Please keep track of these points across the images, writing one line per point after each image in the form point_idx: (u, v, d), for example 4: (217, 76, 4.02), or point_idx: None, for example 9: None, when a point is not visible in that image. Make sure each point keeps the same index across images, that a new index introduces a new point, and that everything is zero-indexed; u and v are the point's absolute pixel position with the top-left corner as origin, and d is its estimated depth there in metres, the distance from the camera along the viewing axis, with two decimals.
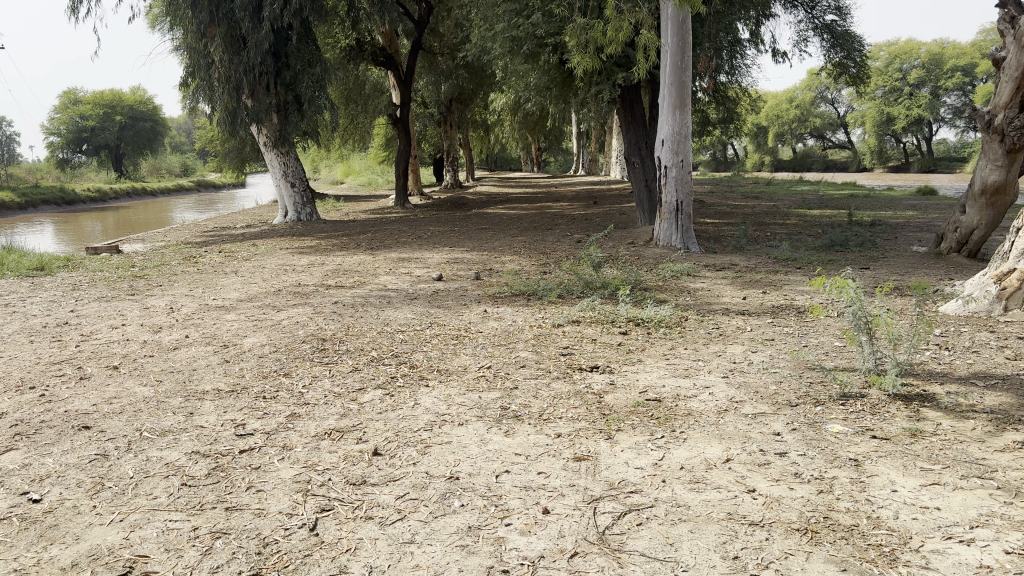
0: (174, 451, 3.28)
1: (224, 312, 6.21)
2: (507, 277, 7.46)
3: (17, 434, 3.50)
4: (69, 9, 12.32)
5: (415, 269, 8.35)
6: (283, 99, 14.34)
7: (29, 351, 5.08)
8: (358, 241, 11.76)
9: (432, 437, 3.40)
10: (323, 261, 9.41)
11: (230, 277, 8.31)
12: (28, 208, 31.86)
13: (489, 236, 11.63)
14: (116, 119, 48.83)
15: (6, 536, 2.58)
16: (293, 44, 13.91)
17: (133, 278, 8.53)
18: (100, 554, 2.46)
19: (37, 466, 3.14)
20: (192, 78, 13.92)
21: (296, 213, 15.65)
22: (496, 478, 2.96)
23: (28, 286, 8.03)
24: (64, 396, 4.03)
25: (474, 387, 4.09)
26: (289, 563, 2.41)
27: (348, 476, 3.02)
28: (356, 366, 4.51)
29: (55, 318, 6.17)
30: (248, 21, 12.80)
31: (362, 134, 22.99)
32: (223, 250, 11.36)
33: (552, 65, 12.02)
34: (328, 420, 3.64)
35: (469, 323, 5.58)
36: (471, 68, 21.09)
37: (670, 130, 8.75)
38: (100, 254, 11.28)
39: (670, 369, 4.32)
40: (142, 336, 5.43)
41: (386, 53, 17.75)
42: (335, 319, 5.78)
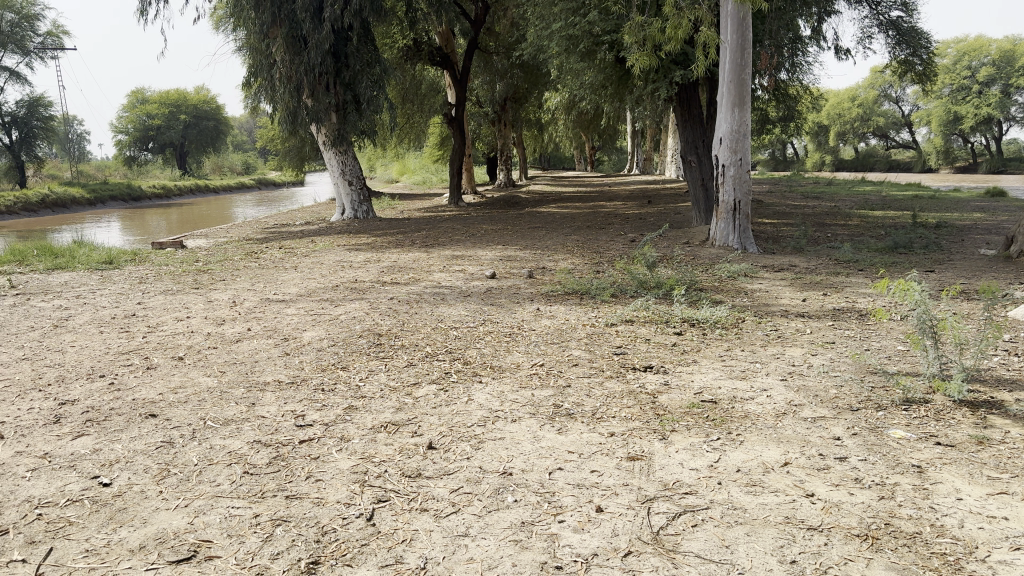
0: (237, 439, 3.37)
1: (284, 306, 6.35)
2: (561, 275, 7.46)
3: (88, 421, 3.63)
4: (138, 12, 12.74)
5: (468, 267, 8.41)
6: (342, 99, 14.50)
7: (99, 341, 5.27)
8: (413, 238, 11.91)
9: (485, 433, 3.42)
10: (379, 259, 9.50)
11: (289, 272, 8.50)
12: (96, 203, 33.09)
13: (542, 235, 11.63)
14: (180, 118, 50.15)
15: (78, 517, 2.68)
16: (352, 45, 14.10)
17: (197, 272, 8.76)
18: (166, 538, 2.55)
19: (106, 451, 3.25)
20: (255, 78, 14.28)
21: (353, 211, 15.88)
22: (549, 475, 2.97)
23: (99, 278, 8.36)
24: (132, 385, 4.18)
25: (527, 384, 4.10)
26: (347, 552, 2.45)
27: (404, 468, 3.06)
28: (411, 361, 4.57)
29: (123, 310, 6.39)
30: (310, 22, 13.08)
31: (417, 133, 23.23)
32: (284, 246, 11.60)
33: (609, 63, 11.95)
34: (384, 413, 3.70)
35: (523, 320, 5.59)
36: (527, 67, 21.13)
37: (729, 128, 8.63)
38: (166, 249, 11.61)
39: (726, 371, 4.26)
40: (205, 328, 5.58)
41: (442, 53, 17.85)
42: (390, 315, 5.85)
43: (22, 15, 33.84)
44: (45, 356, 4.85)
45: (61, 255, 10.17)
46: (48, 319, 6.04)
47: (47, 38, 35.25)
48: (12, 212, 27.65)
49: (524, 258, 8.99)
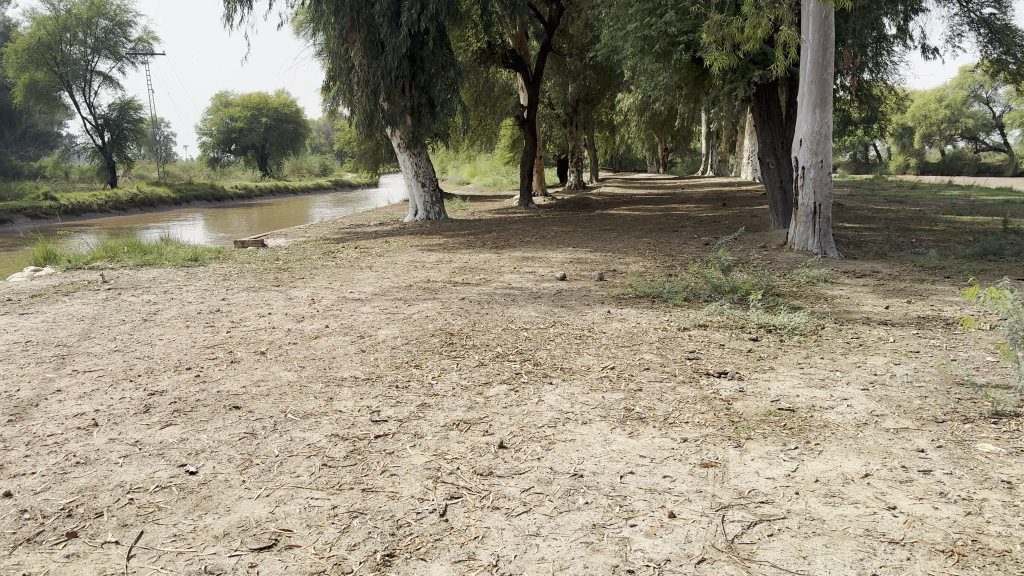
0: (316, 433, 3.47)
1: (360, 305, 6.49)
2: (632, 278, 7.41)
3: (176, 411, 3.79)
4: (224, 18, 13.26)
5: (539, 268, 8.42)
6: (417, 102, 14.70)
7: (185, 335, 5.49)
8: (483, 240, 11.99)
9: (556, 434, 3.43)
10: (451, 259, 9.61)
11: (365, 271, 8.69)
12: (182, 203, 34.49)
13: (613, 237, 11.57)
14: (261, 120, 51.62)
15: (166, 503, 2.81)
16: (428, 48, 14.26)
17: (277, 269, 9.06)
18: (248, 526, 2.64)
19: (193, 441, 3.39)
20: (334, 82, 14.65)
21: (425, 212, 16.11)
22: (620, 479, 2.96)
23: (184, 275, 8.73)
24: (217, 377, 4.35)
25: (598, 387, 4.09)
26: (421, 546, 2.50)
27: (476, 467, 3.10)
28: (482, 361, 4.61)
29: (208, 305, 6.64)
30: (387, 27, 13.35)
31: (488, 135, 23.40)
32: (359, 246, 11.84)
33: (684, 63, 11.81)
34: (456, 411, 3.75)
35: (593, 323, 5.58)
36: (600, 69, 21.08)
37: (809, 129, 8.43)
38: (247, 247, 12.01)
39: (805, 379, 4.16)
40: (285, 324, 5.76)
41: (515, 55, 17.94)
42: (461, 315, 5.92)
43: (115, 22, 35.54)
44: (136, 349, 5.08)
45: (149, 252, 10.64)
46: (138, 313, 6.33)
47: (138, 44, 36.87)
48: (101, 210, 29.28)
49: (595, 260, 8.96)
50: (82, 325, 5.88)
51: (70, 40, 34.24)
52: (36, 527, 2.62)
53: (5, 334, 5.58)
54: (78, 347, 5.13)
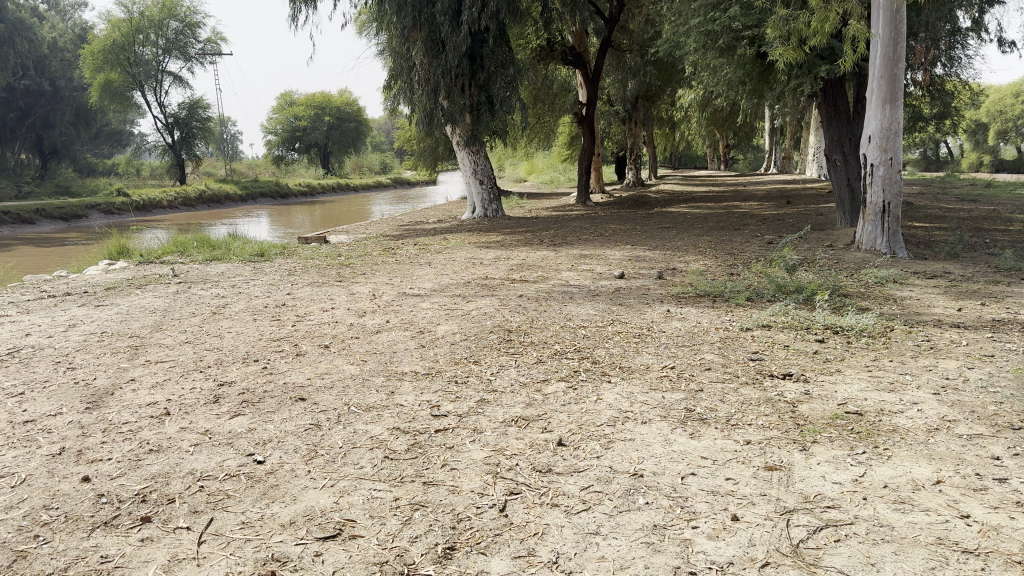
0: (378, 425, 3.53)
1: (420, 300, 6.56)
2: (693, 277, 7.33)
3: (245, 401, 3.90)
4: (290, 18, 13.56)
5: (597, 266, 8.39)
6: (476, 100, 14.75)
7: (253, 328, 5.63)
8: (542, 237, 12.00)
9: (616, 433, 3.41)
10: (510, 256, 9.65)
11: (425, 268, 8.78)
12: (248, 200, 35.41)
13: (673, 235, 11.46)
14: (324, 119, 52.53)
15: (235, 491, 2.89)
16: (488, 46, 14.25)
17: (340, 265, 9.21)
18: (314, 515, 2.69)
19: (261, 431, 3.48)
20: (395, 81, 14.85)
21: (483, 209, 16.21)
22: (682, 480, 2.93)
23: (252, 269, 8.95)
24: (283, 369, 4.45)
25: (657, 387, 4.05)
26: (481, 540, 2.52)
27: (535, 463, 3.10)
28: (541, 358, 4.61)
29: (274, 299, 6.80)
30: (448, 25, 13.45)
31: (547, 133, 23.39)
32: (418, 242, 11.99)
33: (748, 59, 11.60)
34: (515, 408, 3.76)
35: (652, 322, 5.53)
36: (661, 64, 20.86)
37: (878, 126, 8.20)
38: (311, 243, 12.26)
39: (872, 383, 4.05)
40: (348, 318, 5.87)
41: (575, 52, 17.88)
42: (520, 312, 5.94)
43: (185, 23, 36.68)
44: (207, 341, 5.24)
45: (217, 247, 10.94)
46: (208, 306, 6.52)
47: (207, 45, 37.89)
48: (172, 206, 30.27)
49: (654, 258, 8.89)
50: (155, 317, 6.09)
51: (143, 42, 35.42)
52: (113, 511, 2.73)
53: (83, 325, 5.82)
54: (150, 339, 5.31)
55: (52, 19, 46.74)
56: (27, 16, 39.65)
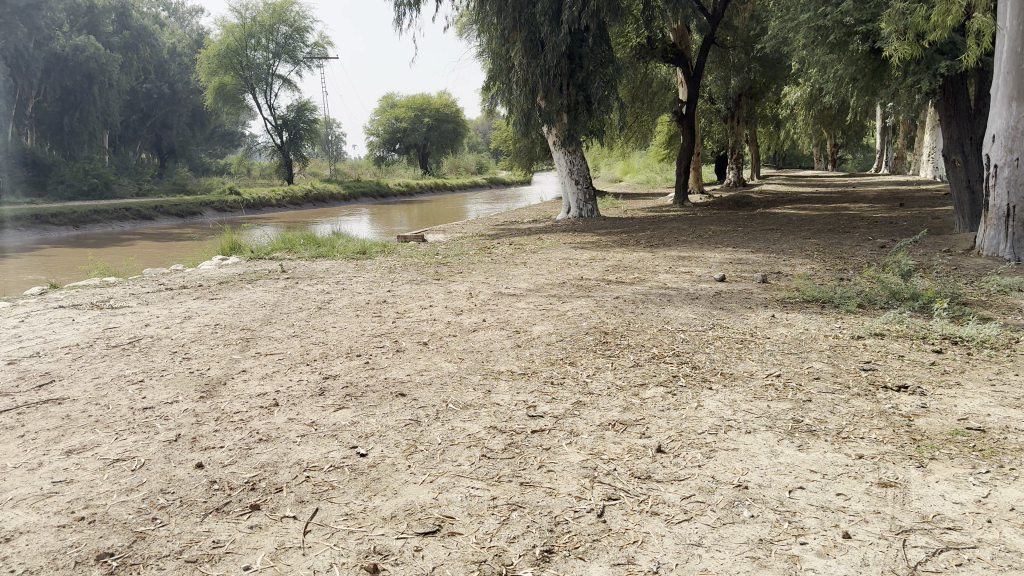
0: (475, 424, 3.55)
1: (516, 300, 6.58)
2: (799, 282, 7.07)
3: (348, 395, 3.99)
4: (394, 22, 13.87)
5: (697, 268, 8.21)
6: (574, 100, 14.60)
7: (356, 323, 5.78)
8: (638, 238, 11.83)
9: (718, 441, 3.32)
10: (606, 257, 9.55)
11: (521, 268, 8.79)
12: (350, 199, 36.45)
13: (777, 238, 11.11)
14: (424, 120, 53.50)
15: (339, 482, 2.96)
16: (587, 46, 14.07)
17: (438, 264, 9.31)
18: (414, 510, 2.73)
19: (363, 424, 3.56)
20: (495, 82, 15.06)
21: (578, 210, 16.17)
22: (789, 494, 2.82)
23: (354, 267, 9.17)
24: (384, 365, 4.55)
25: (762, 395, 3.92)
26: (579, 545, 2.49)
27: (633, 469, 3.04)
28: (638, 362, 4.53)
29: (375, 296, 6.95)
30: (548, 25, 13.44)
31: (645, 132, 23.10)
32: (514, 242, 12.03)
33: (861, 55, 11.13)
34: (612, 411, 3.71)
35: (756, 327, 5.36)
36: (766, 61, 20.27)
37: (1004, 124, 7.71)
38: (409, 242, 12.49)
39: (997, 398, 3.79)
40: (446, 316, 5.95)
41: (676, 50, 17.54)
42: (616, 313, 5.87)
43: (294, 27, 38.07)
44: (312, 334, 5.41)
45: (322, 244, 11.27)
46: (314, 301, 6.73)
47: (314, 48, 39.19)
48: (280, 205, 31.42)
49: (757, 261, 8.64)
50: (265, 311, 6.33)
51: (254, 46, 36.98)
52: (224, 498, 2.83)
53: (198, 317, 6.10)
54: (260, 331, 5.53)
55: (172, 25, 49.47)
56: (150, 24, 42.08)
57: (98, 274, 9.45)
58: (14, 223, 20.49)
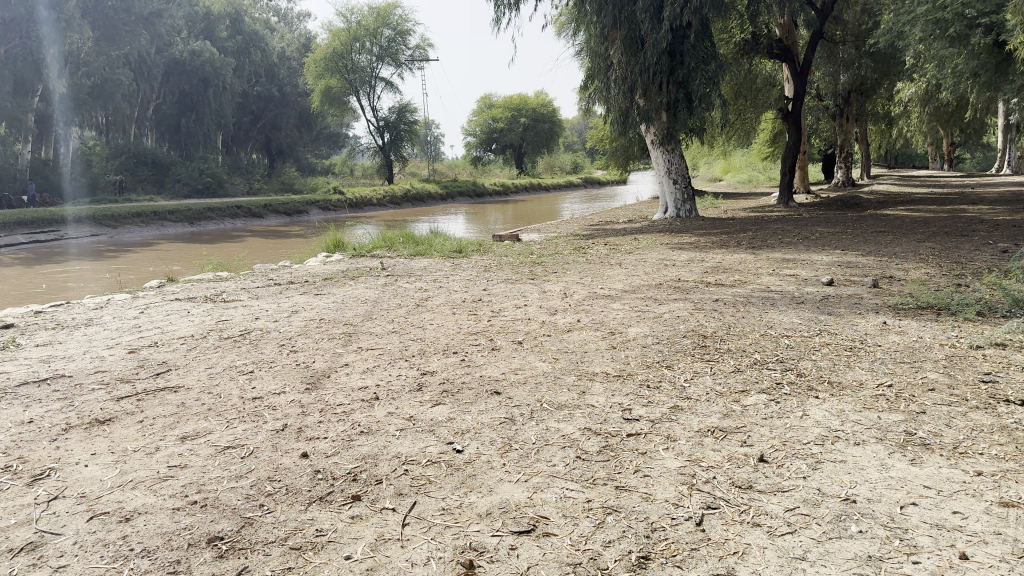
0: (570, 424, 3.54)
1: (612, 301, 6.52)
2: (913, 286, 6.73)
3: (445, 391, 4.05)
4: (494, 22, 14.00)
5: (801, 271, 7.93)
6: (673, 97, 14.12)
7: (452, 321, 5.86)
8: (740, 239, 11.54)
9: (824, 453, 3.19)
10: (705, 259, 9.35)
11: (617, 268, 8.72)
12: (447, 199, 37.02)
13: (889, 240, 10.62)
14: (521, 120, 53.69)
15: (436, 477, 3.00)
16: (689, 42, 13.73)
17: (533, 264, 9.34)
18: (508, 508, 2.74)
19: (459, 421, 3.60)
20: (593, 81, 15.00)
21: (676, 210, 15.93)
22: (900, 509, 2.68)
23: (451, 265, 9.30)
24: (480, 363, 4.59)
25: (872, 406, 3.75)
26: (677, 553, 2.44)
27: (734, 478, 2.96)
28: (739, 367, 4.42)
29: (472, 295, 7.03)
30: (649, 22, 13.30)
31: (747, 130, 22.50)
32: (609, 242, 11.93)
33: (986, 48, 10.55)
34: (711, 418, 3.62)
35: (865, 334, 5.13)
36: (878, 56, 19.41)
37: None
38: (504, 241, 12.56)
39: None
40: (541, 316, 5.96)
41: (781, 45, 16.99)
42: (716, 317, 5.73)
43: (397, 31, 38.90)
44: (411, 331, 5.52)
45: (421, 243, 11.49)
46: (413, 298, 6.87)
47: (416, 51, 39.99)
48: (381, 204, 32.22)
49: (867, 264, 8.28)
50: (366, 307, 6.51)
51: (359, 50, 38.05)
52: (327, 487, 2.92)
53: (304, 311, 6.33)
54: (362, 326, 5.68)
55: (282, 30, 51.55)
56: (262, 29, 43.97)
57: (212, 268, 9.91)
58: (136, 218, 21.80)
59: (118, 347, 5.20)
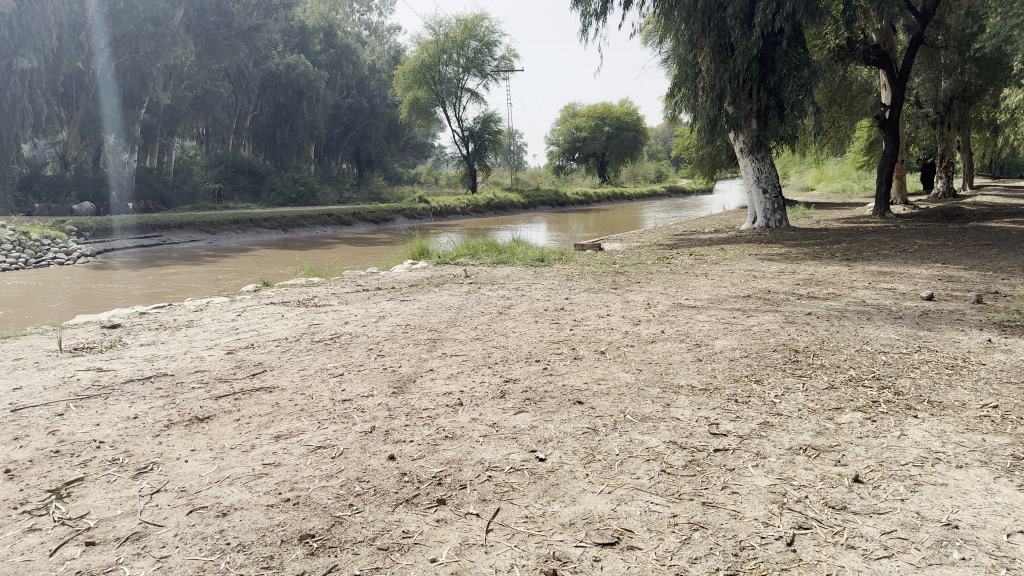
0: (654, 437, 3.49)
1: (697, 312, 6.42)
2: (1021, 303, 6.38)
3: (527, 399, 4.06)
4: (580, 32, 14.04)
5: (898, 285, 7.63)
6: (764, 105, 13.79)
7: (534, 329, 5.88)
8: (833, 251, 11.19)
9: (923, 475, 3.05)
10: (796, 270, 9.09)
11: (702, 278, 8.59)
12: (530, 208, 37.20)
13: (993, 253, 10.10)
14: (604, 129, 53.48)
15: (519, 485, 3.01)
16: (781, 48, 13.37)
17: (616, 273, 9.30)
18: (592, 519, 2.72)
19: (542, 429, 3.61)
20: (681, 89, 14.84)
21: (765, 219, 15.58)
22: (1008, 538, 2.54)
23: (533, 274, 9.34)
24: (562, 372, 4.58)
25: (977, 427, 3.57)
26: (767, 573, 2.38)
27: (826, 498, 2.87)
28: (832, 384, 4.26)
29: (554, 303, 7.03)
30: (739, 29, 13.08)
31: (840, 138, 21.82)
32: (695, 252, 11.76)
33: None
34: (803, 435, 3.52)
35: (968, 352, 4.89)
36: (983, 60, 18.49)
37: None
38: (586, 250, 12.52)
39: None
40: (623, 326, 5.91)
41: (879, 51, 16.40)
42: (808, 331, 5.56)
43: (484, 42, 39.34)
44: (494, 338, 5.57)
45: (503, 251, 11.57)
46: (495, 306, 6.93)
47: (501, 61, 40.38)
48: (464, 212, 32.61)
49: (969, 278, 7.92)
50: (450, 313, 6.60)
51: (446, 61, 38.73)
52: (413, 489, 2.98)
53: (391, 317, 6.47)
54: (446, 333, 5.76)
55: (373, 42, 52.96)
56: (354, 42, 45.26)
57: (304, 274, 10.25)
58: (233, 225, 22.74)
59: (217, 347, 5.44)
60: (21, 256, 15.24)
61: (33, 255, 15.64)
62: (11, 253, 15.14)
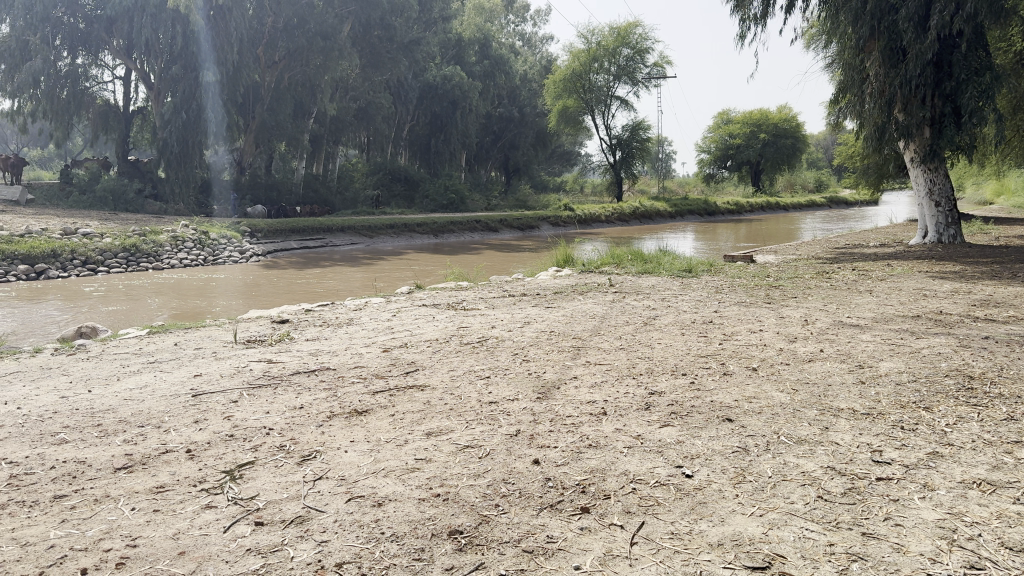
0: (811, 461, 3.35)
1: (859, 331, 6.09)
2: None
3: (674, 413, 4.01)
4: (739, 37, 13.68)
5: None
6: (939, 111, 12.95)
7: (682, 342, 5.78)
8: (1014, 270, 10.28)
9: None
10: (971, 291, 8.41)
11: (864, 296, 8.12)
12: (677, 217, 36.56)
13: None
14: (760, 136, 51.42)
15: (665, 499, 2.98)
16: (959, 52, 12.47)
17: (769, 286, 8.98)
18: (742, 542, 2.65)
19: (689, 444, 3.55)
20: (845, 95, 14.14)
21: (937, 234, 14.57)
22: None
23: (681, 285, 9.17)
24: (710, 388, 4.47)
25: None
26: None
27: (1004, 538, 2.65)
28: (1013, 416, 3.92)
29: (702, 316, 6.89)
30: (912, 32, 12.31)
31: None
32: (856, 267, 11.16)
33: None
34: (976, 469, 3.27)
35: None
36: None
37: None
38: (738, 262, 12.16)
39: None
40: (778, 342, 5.69)
41: None
42: (985, 357, 5.14)
43: (636, 49, 38.89)
44: (639, 349, 5.53)
45: (650, 261, 11.45)
46: (641, 316, 6.87)
47: (654, 68, 39.87)
48: (608, 221, 32.51)
49: None
50: (596, 322, 6.61)
51: (597, 69, 38.70)
52: (557, 495, 3.01)
53: (537, 323, 6.56)
54: (591, 341, 5.77)
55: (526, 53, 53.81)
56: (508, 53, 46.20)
57: (456, 279, 10.55)
58: (388, 229, 23.74)
59: (375, 345, 5.70)
60: (202, 254, 16.60)
61: (211, 254, 16.98)
62: (193, 251, 16.51)
